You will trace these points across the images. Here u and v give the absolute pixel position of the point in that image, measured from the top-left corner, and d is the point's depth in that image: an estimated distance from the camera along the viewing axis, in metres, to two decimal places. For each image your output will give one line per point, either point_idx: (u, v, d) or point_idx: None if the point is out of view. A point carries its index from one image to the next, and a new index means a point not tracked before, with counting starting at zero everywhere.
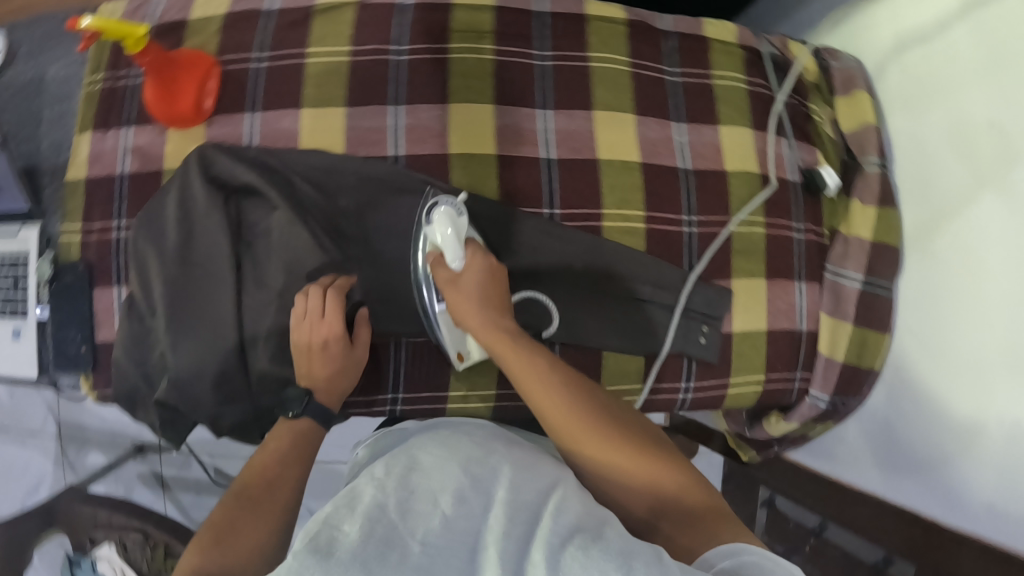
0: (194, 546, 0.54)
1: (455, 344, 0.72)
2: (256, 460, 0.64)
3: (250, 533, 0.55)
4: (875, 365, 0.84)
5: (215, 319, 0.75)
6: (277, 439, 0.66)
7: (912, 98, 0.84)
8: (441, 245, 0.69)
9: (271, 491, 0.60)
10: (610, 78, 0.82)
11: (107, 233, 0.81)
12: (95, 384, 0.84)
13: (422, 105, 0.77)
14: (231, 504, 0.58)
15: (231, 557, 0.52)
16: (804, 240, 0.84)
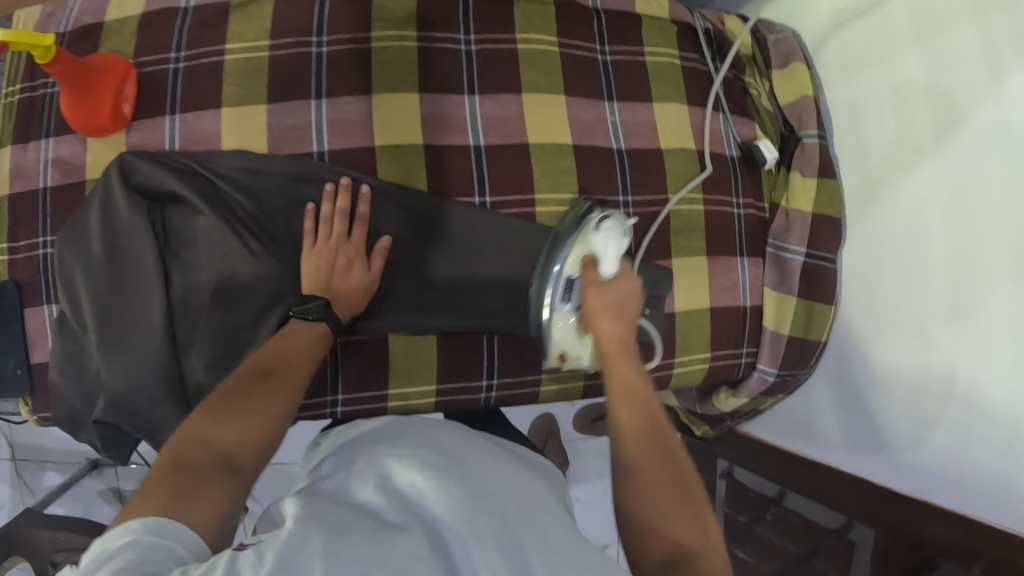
0: (203, 409, 0.56)
1: (561, 344, 0.71)
2: (281, 343, 0.64)
3: (248, 415, 0.56)
4: (822, 337, 0.83)
5: (148, 332, 0.74)
6: (298, 328, 0.66)
7: (849, 69, 0.82)
8: (599, 254, 0.69)
9: (286, 377, 0.61)
10: (540, 59, 0.80)
11: (34, 249, 0.79)
12: (35, 408, 0.82)
13: (345, 97, 0.75)
14: (246, 377, 0.60)
15: (226, 440, 0.54)
16: (743, 215, 0.84)
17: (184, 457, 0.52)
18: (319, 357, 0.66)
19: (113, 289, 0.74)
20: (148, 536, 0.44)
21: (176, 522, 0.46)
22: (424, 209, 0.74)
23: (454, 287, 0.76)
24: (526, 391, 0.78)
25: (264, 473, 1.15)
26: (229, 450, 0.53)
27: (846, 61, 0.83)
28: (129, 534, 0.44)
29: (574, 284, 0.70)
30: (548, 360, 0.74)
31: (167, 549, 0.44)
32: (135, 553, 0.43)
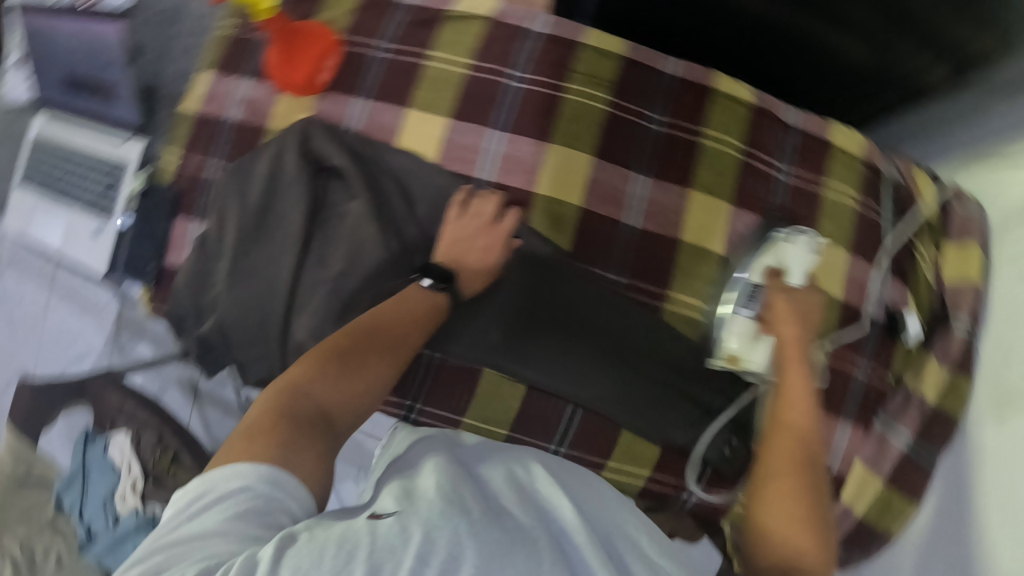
0: (308, 361, 0.60)
1: (733, 346, 0.73)
2: (394, 309, 0.68)
3: (355, 375, 0.60)
4: (892, 530, 0.81)
5: (270, 280, 0.79)
6: (413, 297, 0.69)
7: None
8: (787, 264, 0.74)
9: (388, 348, 0.64)
10: (718, 160, 0.80)
11: (203, 169, 0.84)
12: (153, 298, 0.88)
13: (523, 137, 0.77)
14: (350, 340, 0.64)
15: (330, 396, 0.58)
16: (865, 382, 0.80)
17: (289, 401, 0.55)
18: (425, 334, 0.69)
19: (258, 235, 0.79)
20: (274, 478, 0.48)
21: (285, 467, 0.50)
22: (549, 262, 0.75)
23: (550, 341, 0.75)
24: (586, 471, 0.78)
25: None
26: (330, 406, 0.57)
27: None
28: (243, 480, 0.48)
29: (761, 288, 0.73)
30: (716, 360, 0.75)
31: (280, 498, 0.48)
32: (253, 500, 0.47)
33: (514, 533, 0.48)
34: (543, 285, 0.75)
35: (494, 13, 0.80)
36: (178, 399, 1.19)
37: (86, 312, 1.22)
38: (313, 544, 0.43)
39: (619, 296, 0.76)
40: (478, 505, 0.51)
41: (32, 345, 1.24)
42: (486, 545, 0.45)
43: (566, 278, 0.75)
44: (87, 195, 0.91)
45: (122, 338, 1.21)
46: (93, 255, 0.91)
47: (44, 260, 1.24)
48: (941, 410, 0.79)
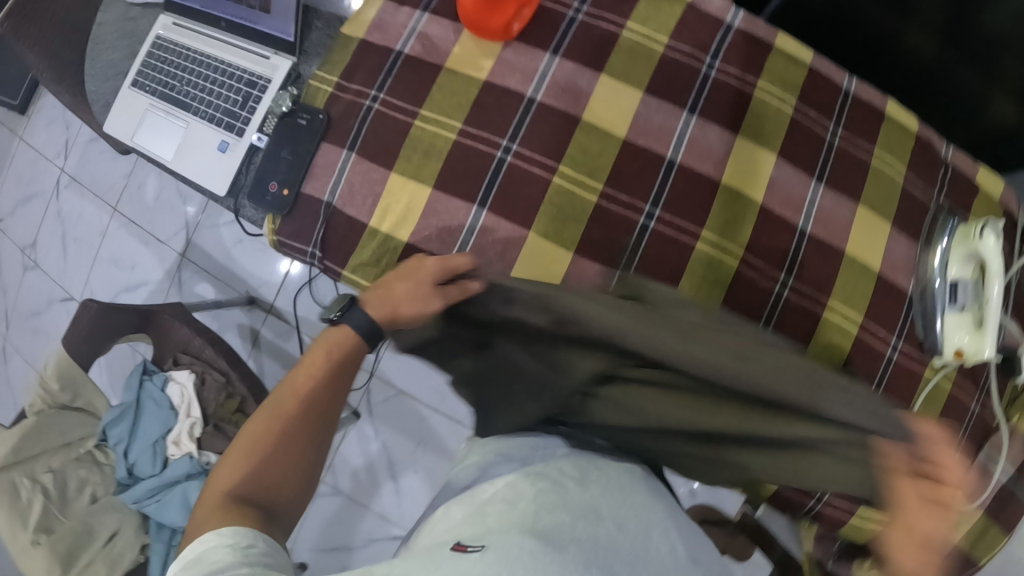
0: (233, 457, 0.57)
1: (952, 342, 0.78)
2: (299, 373, 0.61)
3: (269, 467, 0.57)
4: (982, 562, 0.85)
5: (446, 229, 0.75)
6: (314, 349, 0.62)
7: None
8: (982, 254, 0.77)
9: (308, 410, 0.60)
10: (883, 179, 0.81)
11: (362, 97, 0.78)
12: (279, 232, 0.78)
13: (712, 125, 0.77)
14: (276, 418, 0.59)
15: (263, 488, 0.56)
16: (979, 414, 0.84)
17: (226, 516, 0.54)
18: (343, 371, 0.63)
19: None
20: (251, 539, 0.50)
21: (231, 528, 0.50)
22: (742, 279, 0.76)
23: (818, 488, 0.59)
24: None
25: (391, 395, 1.27)
26: (268, 495, 0.56)
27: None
28: (228, 543, 0.49)
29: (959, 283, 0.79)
30: (942, 356, 0.80)
31: (261, 545, 0.50)
32: (242, 550, 0.48)
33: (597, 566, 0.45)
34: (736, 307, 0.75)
35: None
36: (235, 343, 1.20)
37: (149, 244, 1.22)
38: None
39: (786, 301, 0.77)
40: (568, 529, 0.48)
41: (88, 263, 1.24)
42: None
43: (761, 305, 0.76)
44: (217, 107, 0.80)
45: (183, 275, 1.20)
46: (216, 171, 0.79)
47: (112, 189, 1.24)
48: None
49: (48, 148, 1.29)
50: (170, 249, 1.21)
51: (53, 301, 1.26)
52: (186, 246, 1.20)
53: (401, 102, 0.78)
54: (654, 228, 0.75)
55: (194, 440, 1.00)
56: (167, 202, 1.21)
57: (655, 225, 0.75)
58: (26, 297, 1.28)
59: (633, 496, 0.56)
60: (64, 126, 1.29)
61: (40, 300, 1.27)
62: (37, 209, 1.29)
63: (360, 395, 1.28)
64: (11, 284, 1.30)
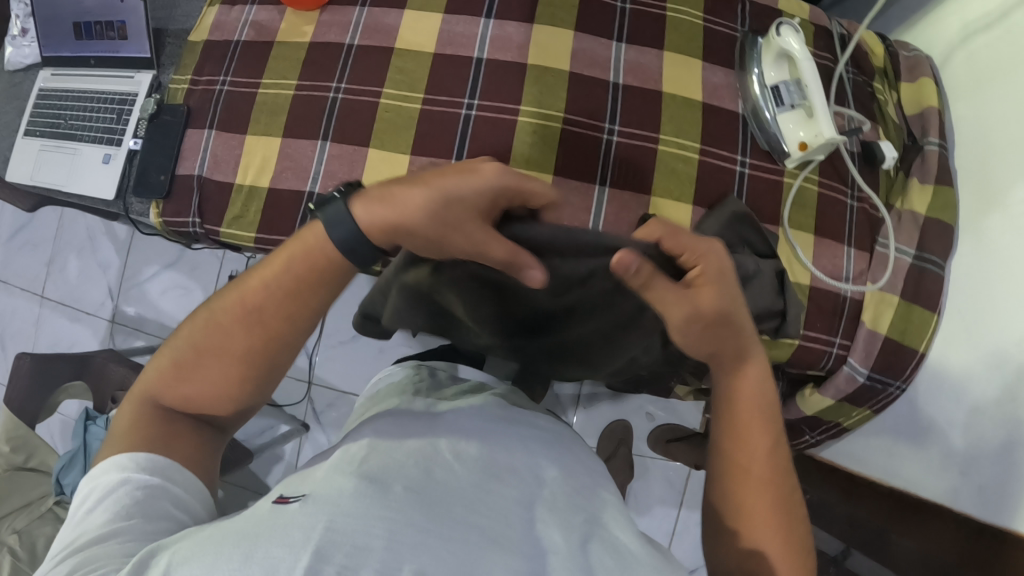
0: (176, 344, 0.55)
1: (792, 139, 0.83)
2: (270, 258, 0.54)
3: (206, 355, 0.54)
4: (918, 346, 0.87)
5: (299, 167, 0.82)
6: (294, 245, 0.53)
7: (975, 85, 0.89)
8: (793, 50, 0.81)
9: (258, 315, 0.53)
10: (683, 26, 0.89)
11: (212, 85, 0.88)
12: (166, 213, 0.84)
13: (510, 21, 0.86)
14: (235, 311, 0.53)
15: (195, 391, 0.54)
16: (857, 208, 0.91)
17: (147, 403, 0.54)
18: (310, 280, 0.53)
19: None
20: (145, 469, 0.50)
21: (147, 457, 0.50)
22: (573, 136, 0.82)
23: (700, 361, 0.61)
24: None
25: (335, 398, 1.27)
26: (200, 400, 0.54)
27: (974, 79, 0.90)
28: (124, 472, 0.49)
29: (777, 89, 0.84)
30: (791, 155, 0.85)
31: (173, 490, 0.50)
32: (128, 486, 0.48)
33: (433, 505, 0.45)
34: (572, 159, 0.81)
35: None
36: None
37: (80, 319, 1.31)
38: (215, 546, 0.42)
39: (617, 145, 0.82)
40: (406, 472, 0.49)
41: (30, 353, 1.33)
42: (397, 521, 0.42)
43: (597, 153, 0.82)
44: (97, 129, 0.90)
45: (117, 338, 1.28)
46: (104, 180, 0.87)
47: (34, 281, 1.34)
48: (935, 218, 0.88)
49: None
50: (99, 318, 1.30)
51: None
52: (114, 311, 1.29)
53: (245, 78, 0.87)
54: (476, 115, 0.82)
55: None
56: (90, 275, 1.31)
57: (477, 112, 0.82)
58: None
59: (498, 456, 0.54)
60: None
61: None
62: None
63: (303, 407, 1.27)
64: None
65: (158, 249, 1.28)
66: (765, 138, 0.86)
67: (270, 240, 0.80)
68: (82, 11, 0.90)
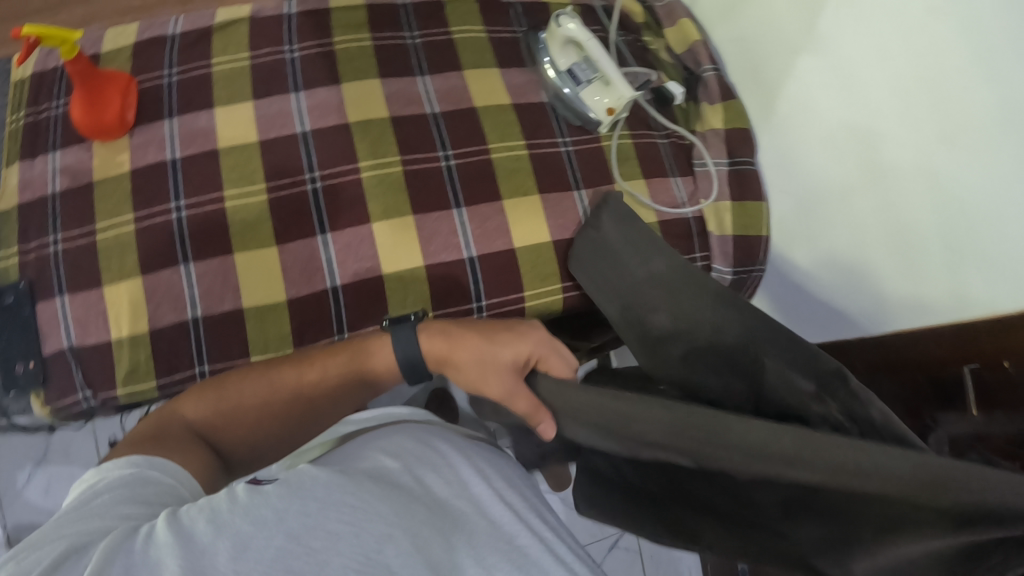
0: (222, 392, 0.73)
1: (600, 108, 0.95)
2: (327, 355, 0.76)
3: (247, 407, 0.72)
4: (761, 231, 1.02)
5: (172, 297, 0.83)
6: (349, 351, 0.75)
7: (726, 13, 1.05)
8: (575, 33, 0.92)
9: (301, 400, 0.74)
10: (472, 43, 0.98)
11: (44, 248, 0.85)
12: (48, 400, 0.85)
13: (319, 87, 0.91)
14: (286, 391, 0.73)
15: (224, 431, 0.71)
16: (668, 143, 1.06)
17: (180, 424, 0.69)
18: (349, 384, 0.74)
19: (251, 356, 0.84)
20: (145, 462, 0.60)
21: (164, 458, 0.61)
22: (418, 174, 0.89)
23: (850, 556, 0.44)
24: (514, 309, 0.90)
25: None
26: (226, 439, 0.71)
27: (722, 11, 1.06)
28: (127, 470, 0.58)
29: (572, 72, 0.96)
30: (602, 120, 0.96)
31: (172, 487, 0.58)
32: (127, 478, 0.57)
33: (399, 497, 0.51)
34: (423, 195, 0.89)
35: (251, 13, 0.94)
36: None
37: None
38: (197, 517, 0.49)
39: (457, 167, 0.91)
40: (369, 473, 0.54)
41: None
42: (369, 519, 0.47)
43: (441, 180, 0.90)
44: None
45: None
46: None
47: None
48: (733, 128, 1.02)
49: None
50: None
51: None
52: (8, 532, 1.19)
53: (75, 230, 0.85)
54: (322, 186, 0.86)
55: None
56: None
57: (323, 183, 0.87)
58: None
59: (437, 451, 0.62)
60: None
61: None
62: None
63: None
64: None
65: (23, 445, 1.22)
66: (576, 116, 0.98)
67: (174, 381, 0.83)
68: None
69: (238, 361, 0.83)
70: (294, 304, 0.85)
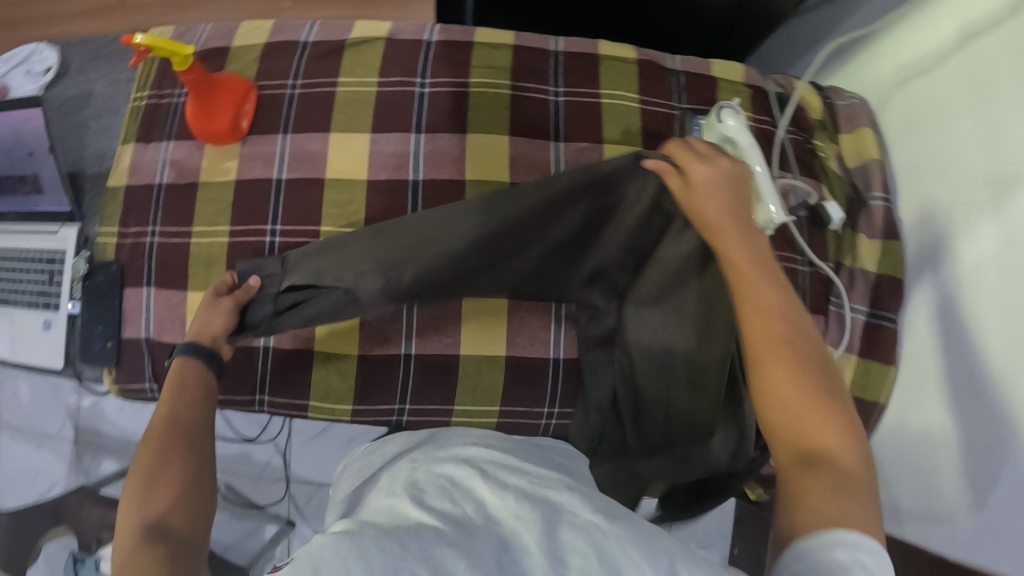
0: (125, 509, 0.55)
1: None
2: (159, 406, 0.64)
3: (160, 490, 0.56)
4: (880, 399, 0.84)
5: None
6: (170, 382, 0.66)
7: (908, 130, 0.85)
8: (733, 134, 0.76)
9: (182, 443, 0.60)
10: (621, 113, 0.86)
11: (142, 237, 0.84)
12: (117, 378, 0.86)
13: (442, 133, 0.82)
14: (157, 452, 0.59)
15: (167, 523, 0.54)
16: (809, 273, 0.87)
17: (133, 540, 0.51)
18: (201, 395, 0.66)
19: (310, 402, 0.81)
20: None
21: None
22: None
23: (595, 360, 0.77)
24: None
25: (313, 492, 1.21)
26: (175, 526, 0.54)
27: (907, 122, 0.86)
28: None
29: None
30: None
31: None
32: None
33: (413, 525, 0.45)
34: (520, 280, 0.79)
35: (389, 33, 0.87)
36: None
37: (43, 444, 1.25)
38: None
39: None
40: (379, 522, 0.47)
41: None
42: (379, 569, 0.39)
43: None
44: (30, 292, 0.88)
45: (85, 459, 1.24)
46: (47, 351, 0.87)
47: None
48: (888, 276, 0.84)
49: None
50: (63, 440, 1.25)
51: None
52: (76, 430, 1.24)
53: (174, 228, 0.84)
54: None
55: None
56: (50, 396, 1.25)
57: None
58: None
59: (453, 476, 0.54)
60: None
61: None
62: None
63: (285, 504, 1.22)
64: None
65: None
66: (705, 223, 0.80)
67: (235, 402, 0.82)
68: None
69: (299, 402, 0.81)
70: (365, 362, 0.80)
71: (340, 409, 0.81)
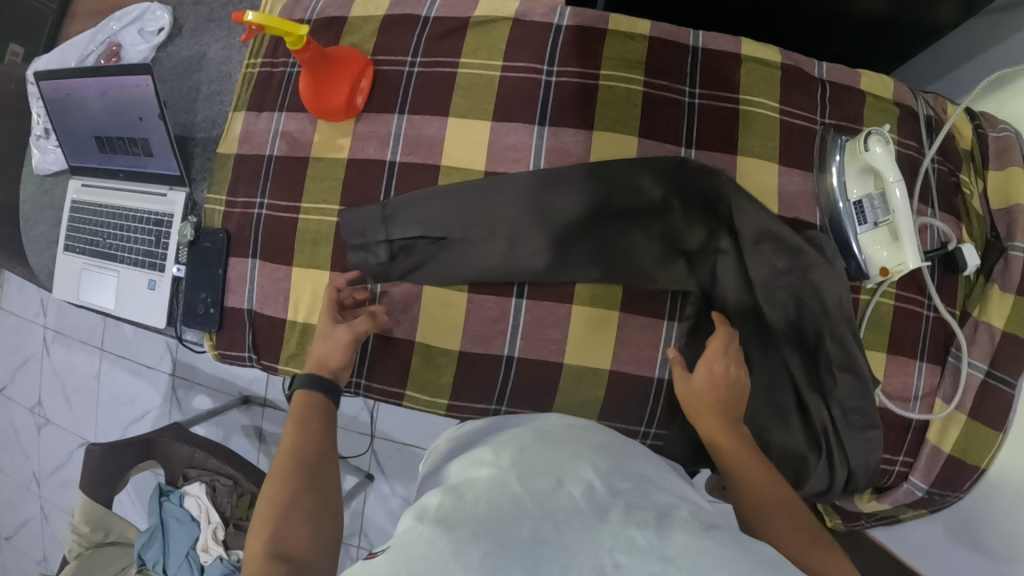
0: (255, 530, 0.51)
1: (877, 261, 0.76)
2: (287, 431, 0.61)
3: (292, 514, 0.52)
4: (981, 463, 0.79)
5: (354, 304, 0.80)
6: (297, 406, 0.64)
7: None
8: (880, 164, 0.73)
9: (313, 467, 0.57)
10: (758, 123, 0.80)
11: (250, 208, 0.84)
12: (218, 343, 0.87)
13: (567, 128, 0.78)
14: (287, 476, 0.55)
15: (297, 551, 0.49)
16: (934, 319, 0.82)
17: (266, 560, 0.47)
18: (324, 416, 0.64)
19: (406, 391, 0.80)
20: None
21: None
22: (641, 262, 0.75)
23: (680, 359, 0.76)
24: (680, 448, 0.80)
25: (396, 450, 1.19)
26: (303, 553, 0.49)
27: None
28: None
29: (863, 206, 0.76)
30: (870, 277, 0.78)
31: None
32: None
33: (517, 511, 0.39)
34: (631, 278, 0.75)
35: (516, 13, 0.81)
36: (243, 446, 1.21)
37: (140, 372, 1.25)
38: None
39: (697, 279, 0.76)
40: (476, 501, 0.40)
41: (89, 409, 1.29)
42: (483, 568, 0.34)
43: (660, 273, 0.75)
44: (137, 253, 0.90)
45: (178, 393, 1.23)
46: (153, 310, 0.89)
47: (92, 333, 1.29)
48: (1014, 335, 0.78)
49: (25, 312, 1.35)
50: (161, 372, 1.24)
51: (72, 451, 1.30)
52: (174, 365, 1.23)
53: (283, 202, 0.82)
54: None
55: (221, 542, 1.01)
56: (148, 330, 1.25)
57: None
58: (44, 455, 1.33)
59: (548, 447, 0.48)
60: (33, 293, 1.35)
61: (62, 454, 1.31)
62: (33, 370, 1.34)
63: (367, 458, 1.20)
64: (30, 448, 1.34)
65: None
66: (822, 257, 0.75)
67: None
68: (100, 128, 0.90)
69: (394, 390, 0.81)
70: (464, 360, 0.78)
71: (434, 402, 0.80)
